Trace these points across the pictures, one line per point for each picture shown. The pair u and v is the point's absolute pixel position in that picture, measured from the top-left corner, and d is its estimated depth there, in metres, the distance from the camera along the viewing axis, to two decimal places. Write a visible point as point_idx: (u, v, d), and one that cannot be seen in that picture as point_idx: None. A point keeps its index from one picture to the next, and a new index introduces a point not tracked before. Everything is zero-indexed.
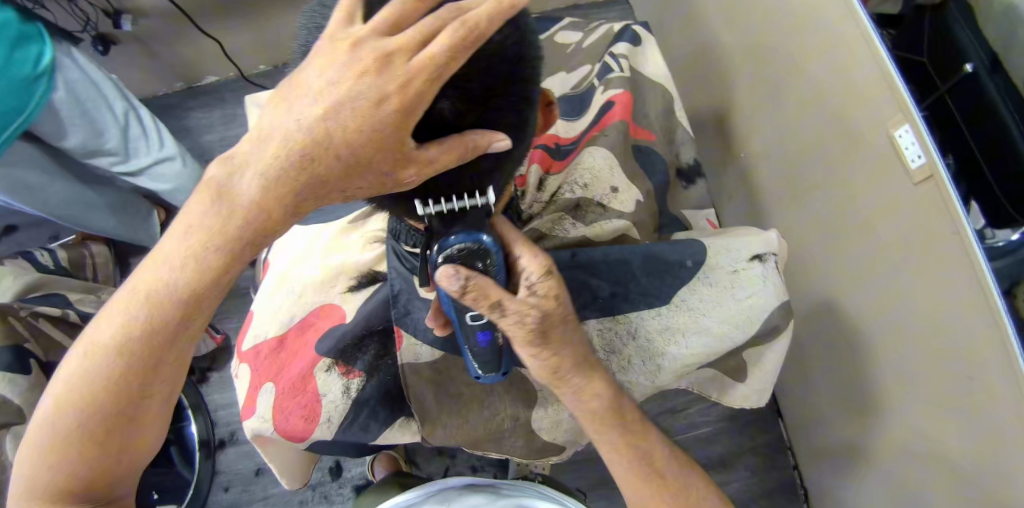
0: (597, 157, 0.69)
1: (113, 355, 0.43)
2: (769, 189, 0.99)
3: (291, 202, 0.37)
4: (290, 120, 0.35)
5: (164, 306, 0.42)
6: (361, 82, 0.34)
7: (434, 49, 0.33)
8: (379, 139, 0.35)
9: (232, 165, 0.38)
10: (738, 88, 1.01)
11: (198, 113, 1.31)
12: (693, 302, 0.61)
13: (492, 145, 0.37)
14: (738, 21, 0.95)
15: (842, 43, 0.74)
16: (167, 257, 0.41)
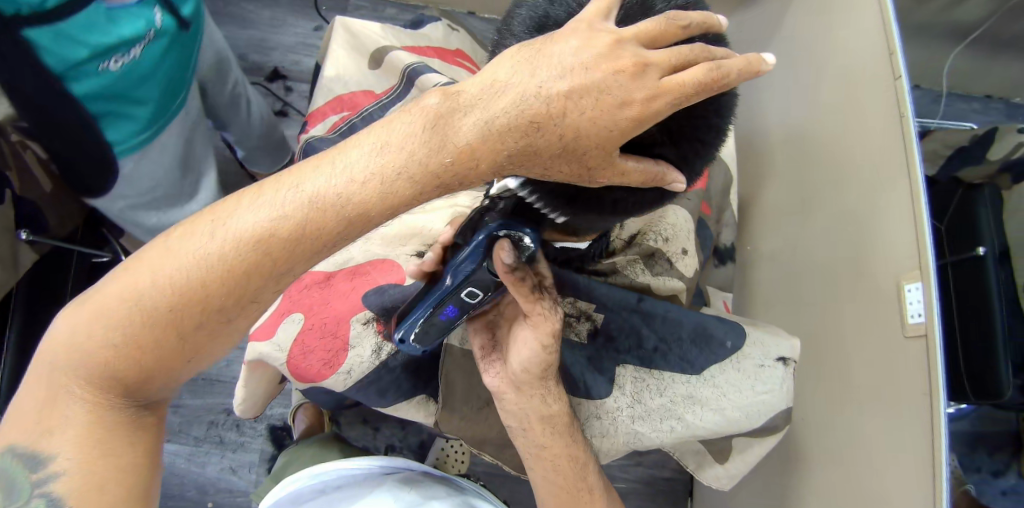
0: (680, 217, 0.70)
1: (242, 249, 0.36)
2: (764, 288, 1.02)
3: (500, 162, 0.34)
4: (531, 82, 0.32)
5: (325, 216, 0.35)
6: (613, 78, 0.32)
7: (686, 77, 0.31)
8: (603, 135, 0.32)
9: (458, 101, 0.34)
10: (770, 186, 1.05)
11: (248, 4, 1.24)
12: (716, 378, 0.62)
13: (669, 183, 0.35)
14: (797, 128, 0.98)
15: (887, 185, 0.77)
16: (350, 167, 0.35)
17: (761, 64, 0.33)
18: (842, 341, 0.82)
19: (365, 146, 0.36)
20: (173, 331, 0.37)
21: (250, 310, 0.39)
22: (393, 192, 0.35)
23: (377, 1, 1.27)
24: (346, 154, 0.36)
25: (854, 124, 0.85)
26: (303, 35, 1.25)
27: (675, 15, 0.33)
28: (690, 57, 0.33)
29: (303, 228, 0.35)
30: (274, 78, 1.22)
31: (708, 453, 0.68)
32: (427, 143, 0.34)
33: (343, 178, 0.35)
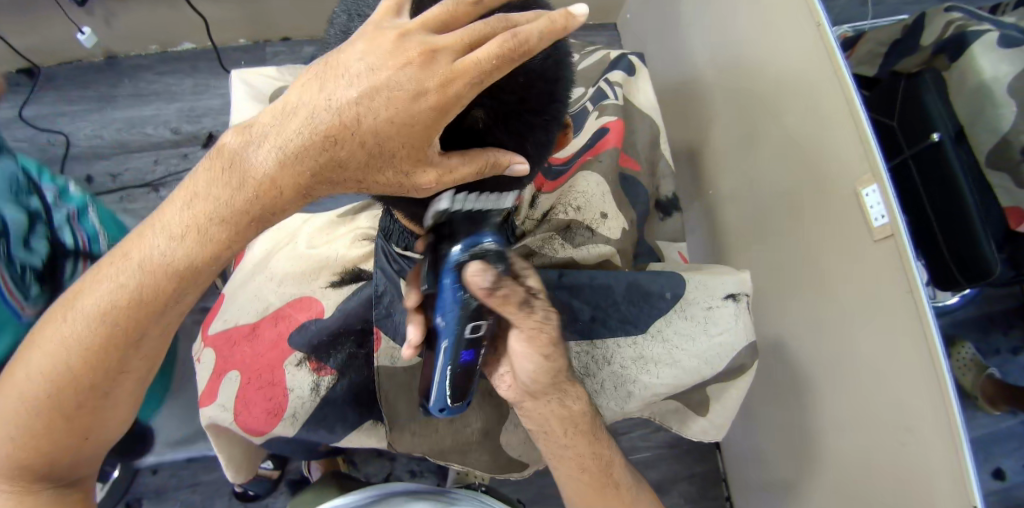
0: (591, 184, 0.70)
1: (91, 326, 0.42)
2: (733, 229, 1.02)
3: (303, 183, 0.34)
4: (321, 96, 0.32)
5: (148, 284, 0.40)
6: (401, 73, 0.32)
7: (479, 55, 0.31)
8: (409, 133, 0.32)
9: (249, 135, 0.34)
10: (713, 127, 1.04)
11: (169, 79, 1.26)
12: (665, 333, 0.63)
13: (511, 165, 0.36)
14: (726, 65, 0.98)
15: (823, 96, 0.76)
16: (162, 231, 0.39)
17: (565, 23, 0.31)
18: (813, 259, 0.82)
19: (169, 206, 0.39)
20: (56, 416, 0.44)
21: (125, 376, 0.45)
22: (201, 247, 0.38)
23: (292, 44, 1.30)
24: (157, 221, 0.39)
25: (777, 45, 0.84)
26: (228, 96, 1.26)
27: None
28: (485, 32, 0.32)
29: (135, 296, 0.41)
30: (211, 144, 1.23)
31: (687, 409, 0.68)
32: (224, 186, 0.35)
33: (160, 243, 0.39)
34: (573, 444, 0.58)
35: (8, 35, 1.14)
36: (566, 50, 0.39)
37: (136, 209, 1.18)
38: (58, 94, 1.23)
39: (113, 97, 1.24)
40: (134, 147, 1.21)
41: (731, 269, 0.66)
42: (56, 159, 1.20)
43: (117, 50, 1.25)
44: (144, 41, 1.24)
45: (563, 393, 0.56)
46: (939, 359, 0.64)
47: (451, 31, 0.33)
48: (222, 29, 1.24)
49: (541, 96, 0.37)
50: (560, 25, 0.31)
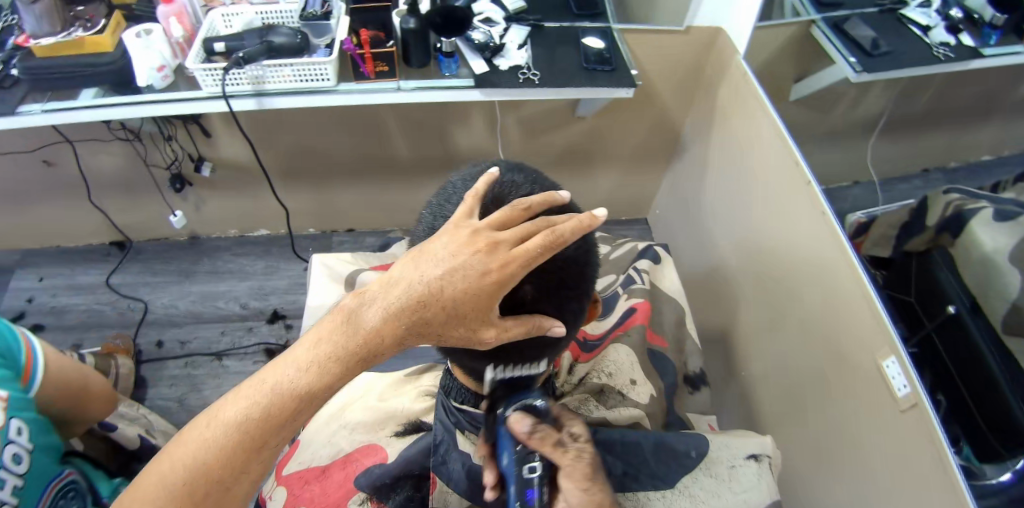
0: (620, 353, 0.77)
1: (222, 435, 0.42)
2: (767, 404, 1.04)
3: (401, 335, 0.41)
4: (415, 272, 0.41)
5: (283, 401, 0.42)
6: (474, 257, 0.40)
7: (529, 246, 0.40)
8: (478, 302, 0.40)
9: (365, 296, 0.42)
10: (741, 307, 1.12)
11: (243, 260, 1.45)
12: (692, 490, 0.64)
13: (550, 328, 0.45)
14: (748, 249, 1.09)
15: (839, 277, 0.84)
16: (297, 358, 0.43)
17: (591, 221, 0.42)
18: (851, 434, 0.82)
19: (312, 334, 0.43)
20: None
21: (232, 495, 0.43)
22: (337, 363, 0.41)
23: (356, 234, 1.51)
24: (297, 348, 0.43)
25: (792, 230, 0.95)
26: (294, 275, 1.44)
27: (517, 202, 0.43)
28: (533, 230, 0.42)
29: (271, 407, 0.42)
30: (274, 319, 1.37)
31: None
32: (350, 328, 0.41)
33: (300, 361, 0.42)
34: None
35: (110, 210, 1.39)
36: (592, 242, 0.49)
37: (196, 373, 1.28)
38: (144, 265, 1.45)
39: (192, 272, 1.43)
40: (203, 317, 1.37)
41: (752, 434, 0.69)
42: (133, 323, 1.36)
43: (205, 232, 1.48)
44: (228, 227, 1.47)
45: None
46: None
47: (509, 227, 0.42)
48: (297, 220, 1.47)
49: (572, 274, 0.46)
50: (587, 222, 0.42)
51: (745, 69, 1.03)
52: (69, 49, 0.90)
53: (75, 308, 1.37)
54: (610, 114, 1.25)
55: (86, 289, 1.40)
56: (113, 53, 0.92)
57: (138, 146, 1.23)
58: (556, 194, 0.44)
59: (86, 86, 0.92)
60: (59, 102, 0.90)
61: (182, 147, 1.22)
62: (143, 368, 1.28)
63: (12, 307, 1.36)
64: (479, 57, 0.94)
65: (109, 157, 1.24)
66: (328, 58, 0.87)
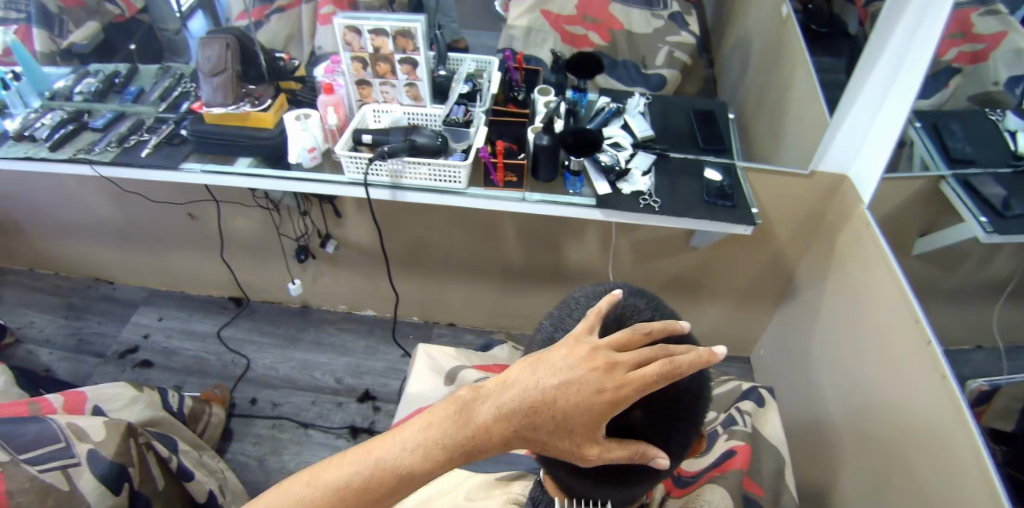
0: (717, 497, 0.72)
1: (323, 496, 0.42)
2: None
3: (507, 437, 0.42)
4: (532, 378, 0.42)
5: (385, 478, 0.42)
6: (591, 373, 0.41)
7: (647, 371, 0.41)
8: (588, 419, 0.41)
9: (480, 391, 0.43)
10: (841, 470, 1.02)
11: (346, 335, 1.55)
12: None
13: (653, 459, 0.44)
14: (853, 406, 1.01)
15: (955, 450, 0.75)
16: (405, 437, 0.43)
17: (710, 355, 0.42)
18: None
19: (423, 417, 0.44)
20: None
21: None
22: (443, 450, 0.42)
23: (456, 330, 1.57)
24: (408, 426, 0.44)
25: (904, 393, 0.88)
26: (391, 360, 1.50)
27: (638, 326, 0.45)
28: (652, 355, 0.43)
29: (373, 478, 0.42)
30: (364, 399, 1.42)
31: None
32: (458, 419, 0.42)
33: (408, 439, 0.43)
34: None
35: (238, 269, 1.56)
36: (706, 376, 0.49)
37: (281, 437, 1.35)
38: (253, 323, 1.59)
39: (297, 339, 1.54)
40: (299, 383, 1.45)
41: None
42: (233, 376, 1.47)
43: (315, 302, 1.61)
44: (339, 302, 1.58)
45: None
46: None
47: (627, 349, 0.44)
48: (402, 305, 1.56)
49: (682, 405, 0.46)
50: (706, 356, 0.42)
51: (871, 221, 1.00)
52: (232, 118, 1.06)
53: (187, 353, 1.52)
54: (719, 250, 1.26)
55: (199, 338, 1.56)
56: (271, 129, 1.07)
57: (281, 220, 1.39)
58: (676, 324, 0.46)
59: (245, 155, 1.08)
60: (217, 164, 1.07)
61: (314, 225, 1.38)
62: (234, 419, 1.38)
63: (129, 339, 1.56)
64: (604, 179, 1.00)
65: (253, 223, 1.41)
66: (464, 163, 0.96)
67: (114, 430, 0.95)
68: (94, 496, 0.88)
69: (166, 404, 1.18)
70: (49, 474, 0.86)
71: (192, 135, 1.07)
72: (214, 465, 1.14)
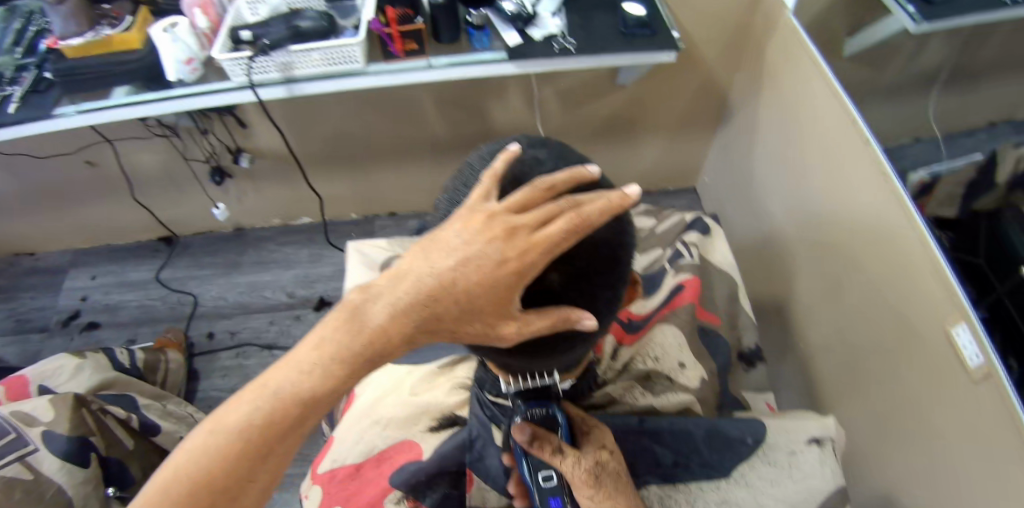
0: (668, 336, 0.73)
1: (233, 435, 0.40)
2: (825, 377, 0.98)
3: (410, 333, 0.39)
4: (426, 264, 0.39)
5: (289, 406, 0.41)
6: (490, 245, 0.37)
7: (552, 230, 0.37)
8: (496, 295, 0.38)
9: (370, 292, 0.40)
10: (795, 274, 1.06)
11: (289, 249, 1.47)
12: (750, 479, 0.62)
13: (579, 321, 0.41)
14: (802, 219, 1.03)
15: (904, 250, 0.77)
16: (297, 362, 0.41)
17: (621, 201, 0.38)
18: (917, 408, 0.76)
19: (315, 335, 0.42)
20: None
21: (238, 506, 0.40)
22: (343, 363, 0.40)
23: (399, 218, 1.49)
24: (298, 350, 0.42)
25: (850, 200, 0.88)
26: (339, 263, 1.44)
27: (539, 181, 0.40)
28: (557, 211, 0.38)
29: (281, 406, 0.41)
30: (321, 306, 1.37)
31: None
32: (354, 325, 0.40)
33: (306, 362, 0.41)
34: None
35: (156, 207, 1.42)
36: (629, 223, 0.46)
37: (248, 363, 1.30)
38: (191, 259, 1.47)
39: (239, 264, 1.45)
40: (252, 307, 1.38)
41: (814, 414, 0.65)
42: (184, 315, 1.38)
43: (247, 223, 1.50)
44: (271, 216, 1.48)
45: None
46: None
47: (529, 209, 0.39)
48: (336, 206, 1.46)
49: (606, 259, 0.43)
50: (617, 201, 0.38)
51: (798, 25, 0.95)
52: (100, 48, 0.90)
53: (130, 305, 1.41)
54: (649, 80, 1.20)
55: (139, 286, 1.44)
56: (142, 50, 0.91)
57: (178, 142, 1.25)
58: (584, 171, 0.41)
59: (120, 84, 0.91)
60: (92, 101, 0.89)
61: (220, 141, 1.25)
62: (196, 358, 1.32)
63: (69, 306, 1.42)
64: (512, 29, 0.89)
65: (152, 153, 1.28)
66: (357, 39, 0.84)
67: (62, 404, 0.92)
68: (61, 473, 0.86)
69: (115, 363, 1.11)
70: (10, 469, 0.82)
71: (55, 77, 0.90)
72: (180, 408, 1.09)
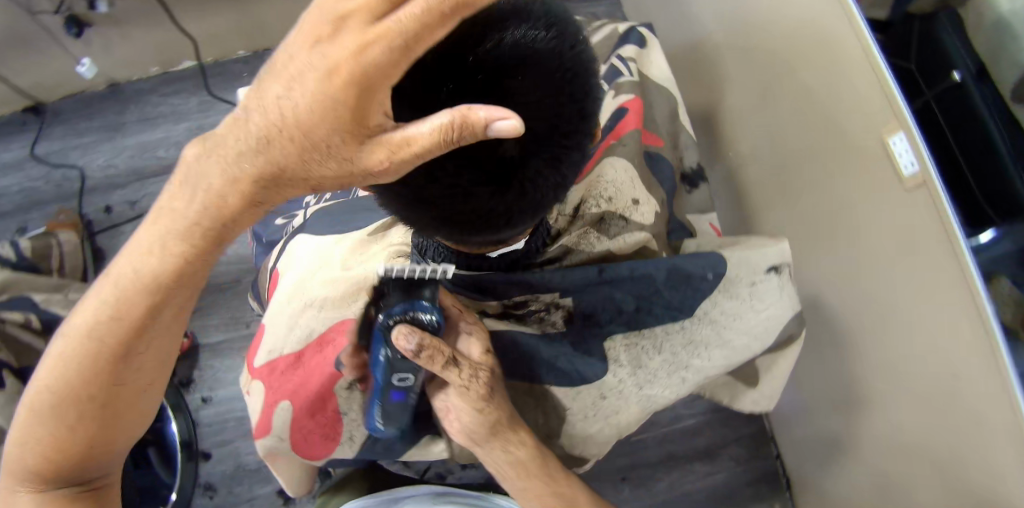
0: (619, 171, 0.67)
1: (83, 348, 0.49)
2: (755, 186, 1.00)
3: (269, 183, 0.38)
4: (252, 99, 0.37)
5: (129, 296, 0.47)
6: (315, 51, 0.34)
7: (398, 17, 0.33)
8: (335, 114, 0.34)
9: (205, 147, 0.40)
10: (728, 87, 1.01)
11: (174, 100, 1.22)
12: (713, 316, 0.60)
13: (484, 123, 0.34)
14: (732, 22, 0.96)
15: (844, 57, 0.74)
16: (134, 253, 0.46)
17: None
18: (849, 218, 0.80)
19: (148, 222, 0.45)
20: (86, 434, 0.51)
21: (123, 375, 0.50)
22: (170, 262, 0.44)
23: None
24: (131, 244, 0.46)
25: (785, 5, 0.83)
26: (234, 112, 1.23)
27: None
28: None
29: (116, 316, 0.47)
30: None
31: (738, 381, 0.68)
32: (187, 204, 0.41)
33: (138, 259, 0.45)
34: (520, 455, 0.58)
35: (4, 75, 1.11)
36: (569, 26, 0.42)
37: None
38: (67, 128, 1.20)
39: (122, 126, 1.21)
40: (148, 174, 1.19)
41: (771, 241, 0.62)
42: (73, 193, 1.17)
43: (119, 77, 1.21)
44: (146, 64, 1.20)
45: (505, 444, 0.57)
46: (998, 346, 0.62)
47: None
48: (218, 44, 1.20)
49: (553, 87, 0.40)
50: None
51: None
52: None
53: (9, 191, 1.17)
54: None
55: (12, 167, 1.18)
56: None
57: None
58: None
59: None
60: None
61: None
62: (98, 240, 1.15)
63: None
64: None
65: None
66: None
67: None
68: None
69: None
70: None
71: None
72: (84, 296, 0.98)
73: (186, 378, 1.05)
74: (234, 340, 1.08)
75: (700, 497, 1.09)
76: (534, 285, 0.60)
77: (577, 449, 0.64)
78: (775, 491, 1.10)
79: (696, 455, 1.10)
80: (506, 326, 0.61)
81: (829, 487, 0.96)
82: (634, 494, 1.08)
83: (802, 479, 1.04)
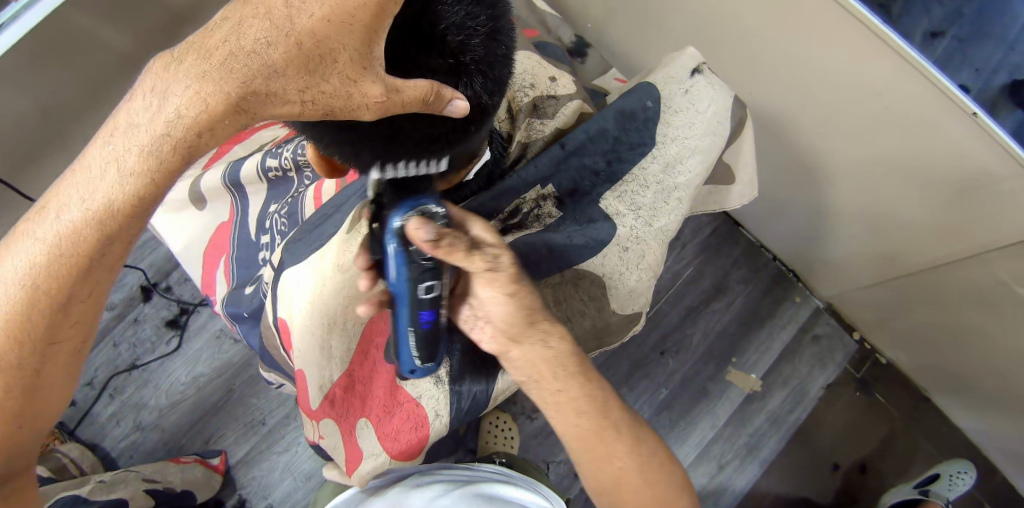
0: (524, 60, 0.69)
1: (15, 302, 0.41)
2: (627, 42, 1.02)
3: (234, 99, 0.35)
4: (247, 8, 0.35)
5: (77, 229, 0.40)
6: None
7: None
8: (350, 29, 0.35)
9: (170, 58, 0.36)
10: None
11: None
12: (673, 134, 0.65)
13: (446, 108, 0.39)
14: None
15: None
16: (86, 178, 0.40)
17: None
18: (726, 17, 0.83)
19: (103, 135, 0.39)
20: (6, 412, 0.44)
21: (61, 337, 0.43)
22: (125, 183, 0.39)
23: None
24: (79, 166, 0.40)
25: None
26: None
27: None
28: None
29: (58, 256, 0.40)
30: (150, 293, 1.06)
31: (719, 184, 0.71)
32: (146, 114, 0.37)
33: (83, 186, 0.40)
34: (568, 389, 0.55)
35: None
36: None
37: (128, 396, 1.02)
38: None
39: None
40: None
41: (678, 54, 0.68)
42: None
43: None
44: None
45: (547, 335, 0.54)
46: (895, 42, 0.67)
47: None
48: None
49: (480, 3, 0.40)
50: None
51: None
52: None
53: None
54: None
55: None
56: None
57: None
58: None
59: None
60: None
61: None
62: (81, 436, 1.00)
63: None
64: None
65: None
66: None
67: None
68: None
69: None
70: None
71: None
72: (110, 474, 0.88)
73: (237, 502, 0.99)
74: (256, 446, 1.02)
75: (733, 330, 1.14)
76: (517, 189, 0.63)
77: (629, 305, 0.65)
78: (789, 287, 1.17)
79: (710, 296, 1.15)
80: (512, 238, 0.62)
81: (833, 256, 1.03)
82: (679, 359, 1.12)
83: (802, 261, 1.11)
